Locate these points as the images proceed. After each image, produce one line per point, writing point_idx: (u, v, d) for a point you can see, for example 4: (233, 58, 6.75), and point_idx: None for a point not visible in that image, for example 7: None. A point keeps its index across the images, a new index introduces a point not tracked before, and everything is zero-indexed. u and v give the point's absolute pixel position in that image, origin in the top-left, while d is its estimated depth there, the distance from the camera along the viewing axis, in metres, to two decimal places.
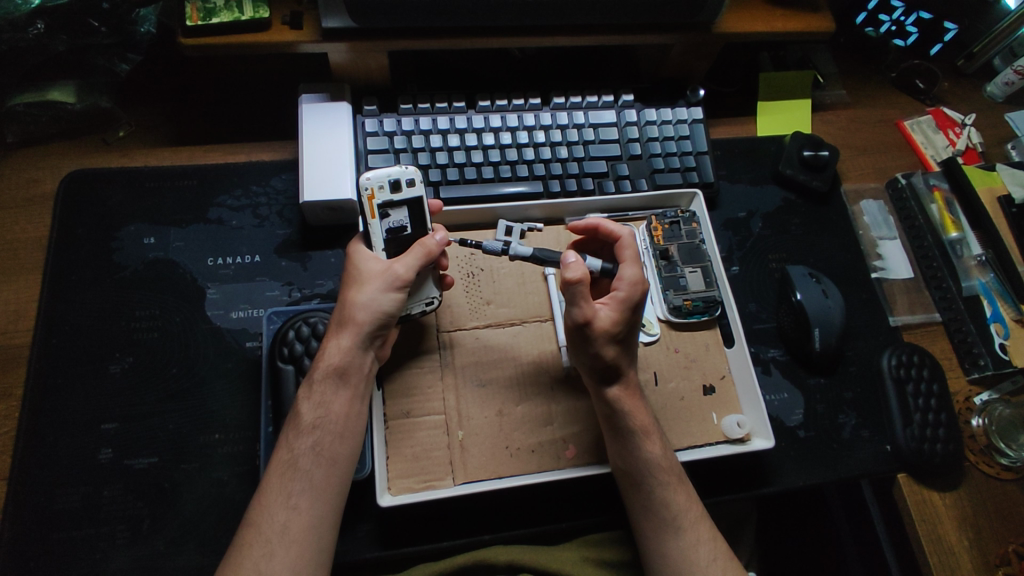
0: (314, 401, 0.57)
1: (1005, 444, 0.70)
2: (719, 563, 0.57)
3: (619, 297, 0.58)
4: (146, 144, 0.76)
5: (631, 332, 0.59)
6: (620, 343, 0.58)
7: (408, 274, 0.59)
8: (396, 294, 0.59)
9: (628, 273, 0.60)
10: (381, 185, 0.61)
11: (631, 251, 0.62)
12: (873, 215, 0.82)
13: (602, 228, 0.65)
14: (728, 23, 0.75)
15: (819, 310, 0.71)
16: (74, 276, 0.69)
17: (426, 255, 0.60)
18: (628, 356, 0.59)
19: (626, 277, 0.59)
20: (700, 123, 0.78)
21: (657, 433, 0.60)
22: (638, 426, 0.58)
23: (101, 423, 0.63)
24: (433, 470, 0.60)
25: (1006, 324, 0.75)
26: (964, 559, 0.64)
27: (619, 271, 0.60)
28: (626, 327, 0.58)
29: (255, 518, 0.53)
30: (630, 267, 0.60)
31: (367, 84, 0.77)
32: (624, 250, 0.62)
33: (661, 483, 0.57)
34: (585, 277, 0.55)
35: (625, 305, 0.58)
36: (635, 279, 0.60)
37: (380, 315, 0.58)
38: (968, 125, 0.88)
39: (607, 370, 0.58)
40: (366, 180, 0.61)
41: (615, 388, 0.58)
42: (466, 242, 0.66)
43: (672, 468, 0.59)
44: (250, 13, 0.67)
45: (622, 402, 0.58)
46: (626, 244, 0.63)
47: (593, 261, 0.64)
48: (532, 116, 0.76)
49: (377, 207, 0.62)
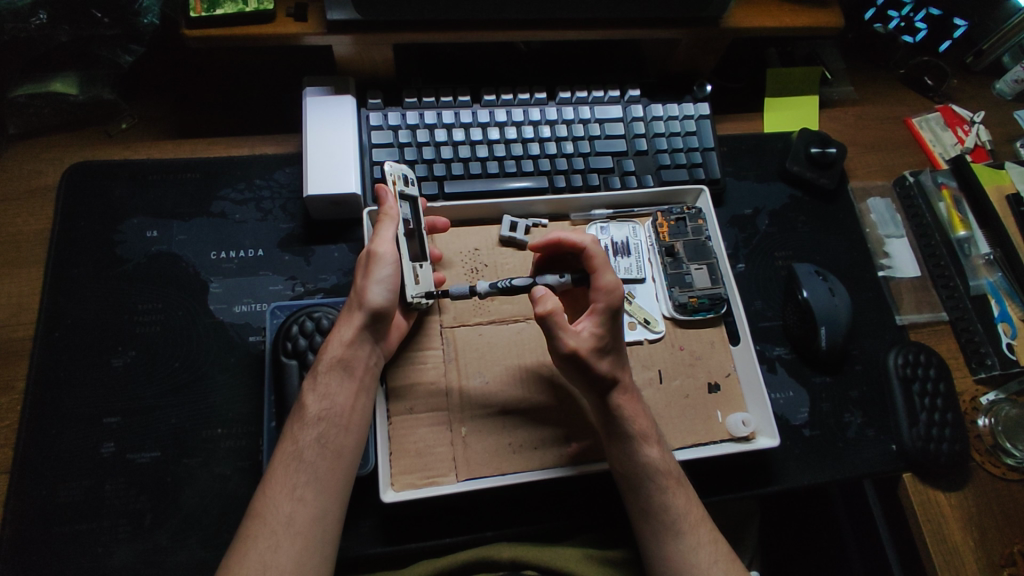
0: (319, 393, 0.57)
1: (1012, 444, 0.69)
2: (720, 565, 0.56)
3: (599, 309, 0.58)
4: (149, 136, 0.75)
5: (618, 339, 0.59)
6: (611, 353, 0.58)
7: (381, 244, 0.58)
8: (382, 275, 0.58)
9: (607, 281, 0.59)
10: (397, 177, 0.63)
11: (601, 259, 0.61)
12: (880, 213, 0.82)
13: (561, 242, 0.62)
14: (736, 18, 0.74)
15: (825, 308, 0.71)
16: (77, 269, 0.68)
17: (392, 223, 0.59)
18: (620, 364, 0.59)
19: (607, 286, 0.59)
20: (707, 120, 0.78)
21: (657, 438, 0.59)
22: (637, 431, 0.58)
23: (104, 417, 0.63)
24: (435, 466, 0.60)
25: (1013, 324, 0.75)
26: (970, 560, 0.64)
27: (596, 281, 0.60)
28: (611, 336, 0.58)
29: (259, 509, 0.52)
30: (607, 274, 0.60)
31: (372, 78, 0.76)
32: (594, 259, 0.61)
33: (661, 486, 0.57)
34: (556, 307, 0.55)
35: (606, 314, 0.58)
36: (615, 285, 0.59)
37: (374, 297, 0.58)
38: (977, 123, 0.87)
39: (605, 383, 0.58)
40: (389, 167, 0.63)
41: (612, 394, 0.58)
42: (433, 293, 0.63)
43: (671, 471, 0.58)
44: (254, 5, 0.66)
45: (620, 408, 0.58)
46: (594, 252, 0.61)
47: (553, 276, 0.62)
48: (538, 110, 0.75)
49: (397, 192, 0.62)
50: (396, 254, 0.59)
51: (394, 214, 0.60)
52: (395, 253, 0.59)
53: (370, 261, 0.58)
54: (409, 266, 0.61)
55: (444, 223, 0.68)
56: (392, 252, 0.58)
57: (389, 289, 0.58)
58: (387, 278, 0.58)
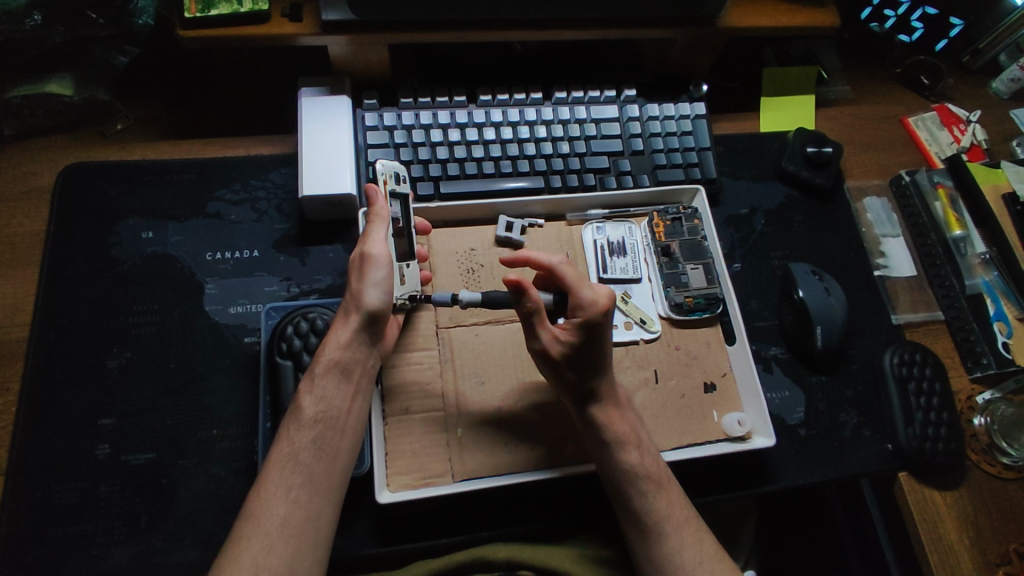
0: (315, 395, 0.56)
1: (1007, 444, 0.69)
2: (706, 565, 0.56)
3: (571, 325, 0.57)
4: (145, 137, 0.75)
5: (599, 350, 0.58)
6: (591, 362, 0.58)
7: (375, 246, 0.58)
8: (379, 277, 0.58)
9: (580, 300, 0.57)
10: (389, 176, 0.63)
11: (572, 278, 0.59)
12: (877, 212, 0.82)
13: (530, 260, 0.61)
14: (732, 18, 0.74)
15: (821, 308, 0.71)
16: (72, 271, 0.68)
17: (383, 224, 0.59)
18: (604, 369, 0.59)
19: (580, 304, 0.57)
20: (703, 119, 0.78)
21: (637, 441, 0.59)
22: (615, 437, 0.58)
23: (99, 418, 0.63)
24: (431, 467, 0.60)
25: (1009, 323, 0.75)
26: (964, 559, 0.64)
27: (570, 299, 0.58)
28: (589, 349, 0.57)
29: (253, 510, 0.52)
30: (582, 292, 0.58)
31: (368, 79, 0.76)
32: (564, 278, 0.59)
33: (642, 491, 0.57)
34: (536, 306, 0.56)
35: (578, 331, 0.57)
36: (592, 300, 0.57)
37: (371, 299, 0.58)
38: (973, 122, 0.87)
39: (582, 388, 0.59)
40: (380, 167, 0.63)
41: (592, 399, 0.59)
42: (416, 297, 0.64)
43: (653, 475, 0.58)
44: (248, 5, 0.65)
45: (599, 413, 0.58)
46: (562, 271, 0.59)
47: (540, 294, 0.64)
48: (534, 110, 0.75)
49: (389, 192, 0.62)
50: (389, 256, 0.59)
51: (384, 215, 0.59)
52: (387, 254, 0.59)
53: (365, 263, 0.58)
54: (395, 266, 0.61)
55: (427, 224, 0.68)
56: (385, 254, 0.58)
57: (384, 290, 0.58)
58: (382, 280, 0.58)
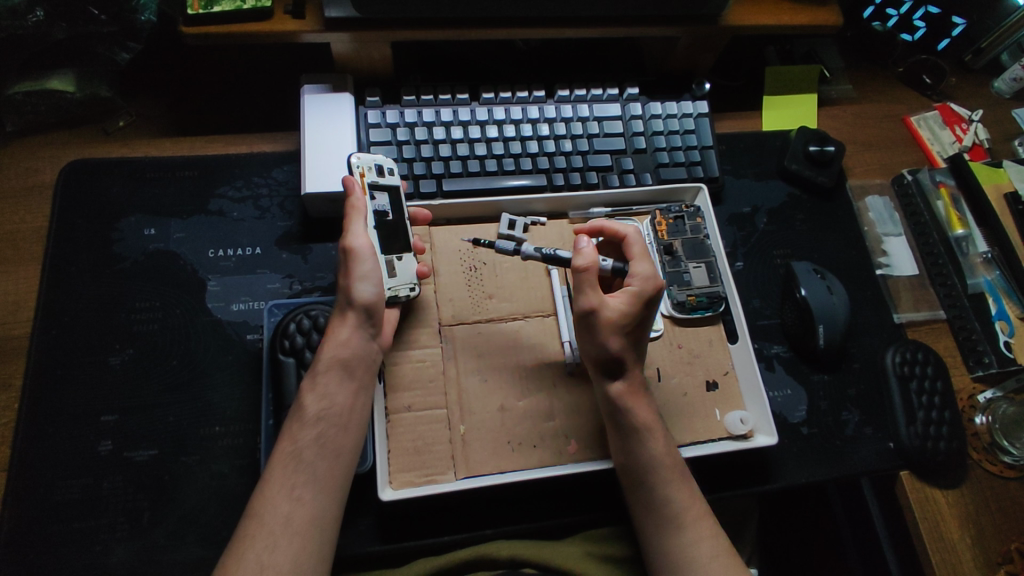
0: (317, 393, 0.56)
1: (1009, 443, 0.69)
2: (719, 560, 0.55)
3: (632, 290, 0.59)
4: (146, 134, 0.75)
5: (642, 326, 0.59)
6: (631, 335, 0.58)
7: (355, 239, 0.59)
8: (365, 271, 0.59)
9: (644, 270, 0.60)
10: (368, 168, 0.64)
11: (639, 249, 0.63)
12: (879, 211, 0.82)
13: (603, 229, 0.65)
14: (735, 16, 0.74)
15: (823, 306, 0.71)
16: (73, 268, 0.68)
17: (360, 216, 0.60)
18: (637, 349, 0.59)
19: (641, 271, 0.60)
20: (705, 118, 0.78)
21: (662, 431, 0.59)
22: (641, 424, 0.58)
23: (100, 415, 0.63)
24: (434, 464, 0.60)
25: (1011, 322, 0.75)
26: (967, 558, 0.64)
27: (633, 268, 0.61)
28: (638, 320, 0.58)
29: (258, 509, 0.52)
30: (644, 263, 0.61)
31: (370, 76, 0.76)
32: (632, 248, 0.63)
33: (662, 479, 0.57)
34: (593, 266, 0.57)
35: (638, 298, 0.58)
36: (652, 275, 0.60)
37: (361, 294, 0.58)
38: (976, 121, 0.87)
39: (618, 359, 0.58)
40: (356, 159, 0.63)
41: (616, 382, 0.59)
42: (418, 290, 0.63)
43: (675, 465, 0.58)
44: (251, 2, 0.65)
45: (623, 397, 0.58)
46: (632, 243, 0.63)
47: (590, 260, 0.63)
48: (536, 108, 0.75)
49: (367, 185, 0.63)
50: (372, 248, 0.59)
51: (360, 206, 0.60)
52: (369, 245, 0.59)
53: (348, 258, 0.59)
54: (381, 258, 0.61)
55: (428, 215, 0.67)
56: (367, 245, 0.59)
57: (374, 283, 0.59)
58: (369, 272, 0.59)
